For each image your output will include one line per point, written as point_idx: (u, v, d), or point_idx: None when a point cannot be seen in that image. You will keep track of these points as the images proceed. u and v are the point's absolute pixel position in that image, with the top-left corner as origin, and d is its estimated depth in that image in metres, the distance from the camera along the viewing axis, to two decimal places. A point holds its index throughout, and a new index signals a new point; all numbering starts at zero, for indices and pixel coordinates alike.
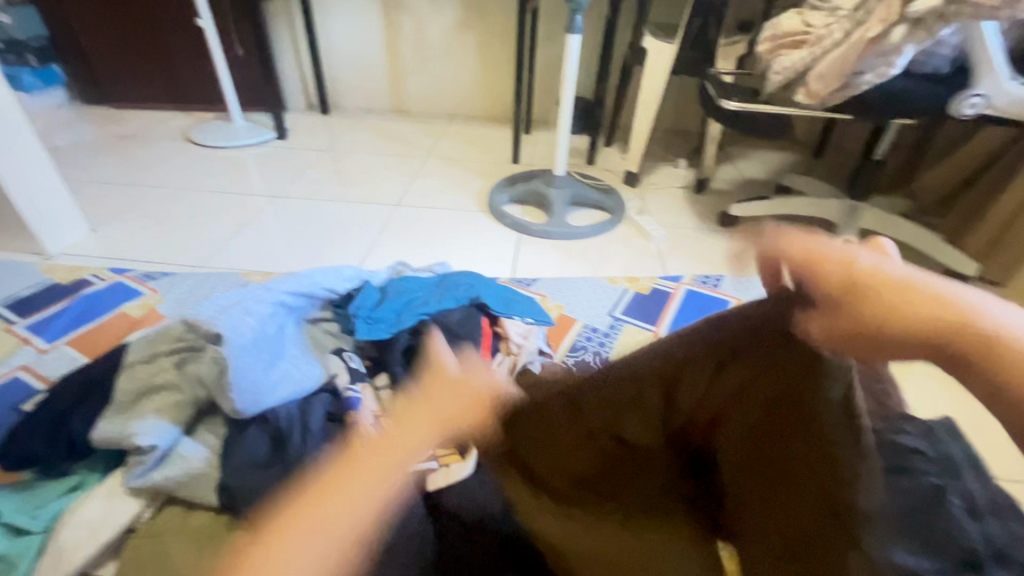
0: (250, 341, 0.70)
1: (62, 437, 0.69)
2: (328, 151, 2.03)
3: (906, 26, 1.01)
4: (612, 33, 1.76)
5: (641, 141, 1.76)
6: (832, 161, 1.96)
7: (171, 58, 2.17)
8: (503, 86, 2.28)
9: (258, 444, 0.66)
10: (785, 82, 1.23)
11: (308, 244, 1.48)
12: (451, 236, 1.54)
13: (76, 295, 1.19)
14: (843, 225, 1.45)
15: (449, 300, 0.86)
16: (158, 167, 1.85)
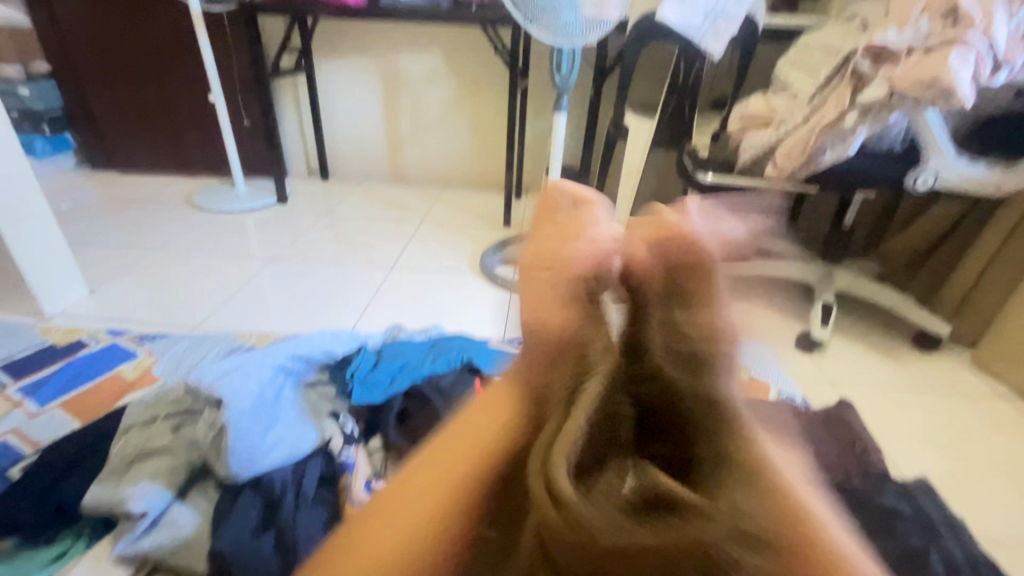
0: (249, 406, 0.71)
1: (50, 502, 0.68)
2: (326, 216, 2.11)
3: (856, 112, 1.11)
4: (596, 111, 1.90)
5: (626, 208, 1.85)
6: (806, 226, 2.07)
7: (180, 129, 2.29)
8: (494, 155, 2.42)
9: (251, 508, 0.65)
10: (753, 158, 1.35)
11: (304, 306, 1.51)
12: (444, 298, 1.59)
13: (70, 357, 1.20)
14: (819, 288, 1.52)
15: (441, 362, 0.88)
16: (159, 231, 1.91)
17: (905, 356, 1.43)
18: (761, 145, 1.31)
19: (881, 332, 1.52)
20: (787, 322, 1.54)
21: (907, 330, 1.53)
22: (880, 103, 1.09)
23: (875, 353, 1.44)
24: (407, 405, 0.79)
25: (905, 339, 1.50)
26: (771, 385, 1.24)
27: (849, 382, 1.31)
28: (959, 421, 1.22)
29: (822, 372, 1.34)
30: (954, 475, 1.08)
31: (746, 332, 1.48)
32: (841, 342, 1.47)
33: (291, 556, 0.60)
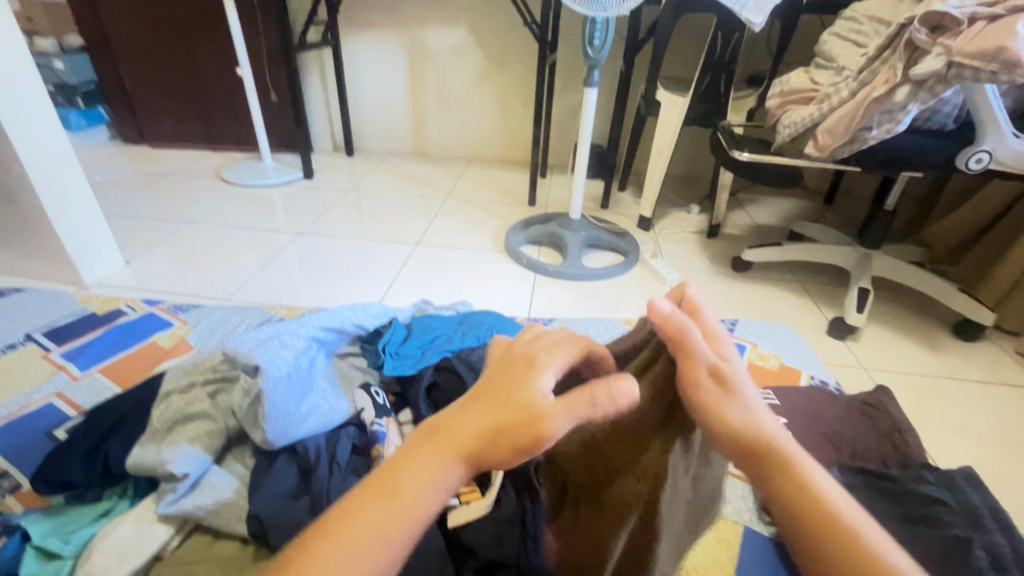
0: (284, 373, 0.72)
1: (97, 461, 0.70)
2: (351, 191, 2.12)
3: (909, 86, 1.05)
4: (626, 86, 1.85)
5: (655, 187, 1.81)
6: (842, 209, 1.99)
7: (209, 102, 2.31)
8: (519, 132, 2.39)
9: (286, 474, 0.67)
10: (794, 134, 1.29)
11: (331, 280, 1.53)
12: (469, 275, 1.58)
13: (109, 324, 1.24)
14: (856, 272, 1.47)
15: (470, 338, 0.89)
16: (191, 204, 1.94)
17: (944, 344, 1.38)
18: (802, 122, 1.26)
19: (919, 319, 1.47)
20: (820, 307, 1.50)
21: (946, 318, 1.48)
22: (934, 77, 1.02)
23: (913, 341, 1.39)
24: (437, 378, 0.79)
25: (944, 327, 1.44)
26: (803, 371, 1.21)
27: (883, 369, 1.28)
28: (999, 412, 1.18)
29: (856, 358, 1.31)
30: (994, 467, 1.04)
31: (776, 316, 1.45)
32: (877, 328, 1.42)
33: None
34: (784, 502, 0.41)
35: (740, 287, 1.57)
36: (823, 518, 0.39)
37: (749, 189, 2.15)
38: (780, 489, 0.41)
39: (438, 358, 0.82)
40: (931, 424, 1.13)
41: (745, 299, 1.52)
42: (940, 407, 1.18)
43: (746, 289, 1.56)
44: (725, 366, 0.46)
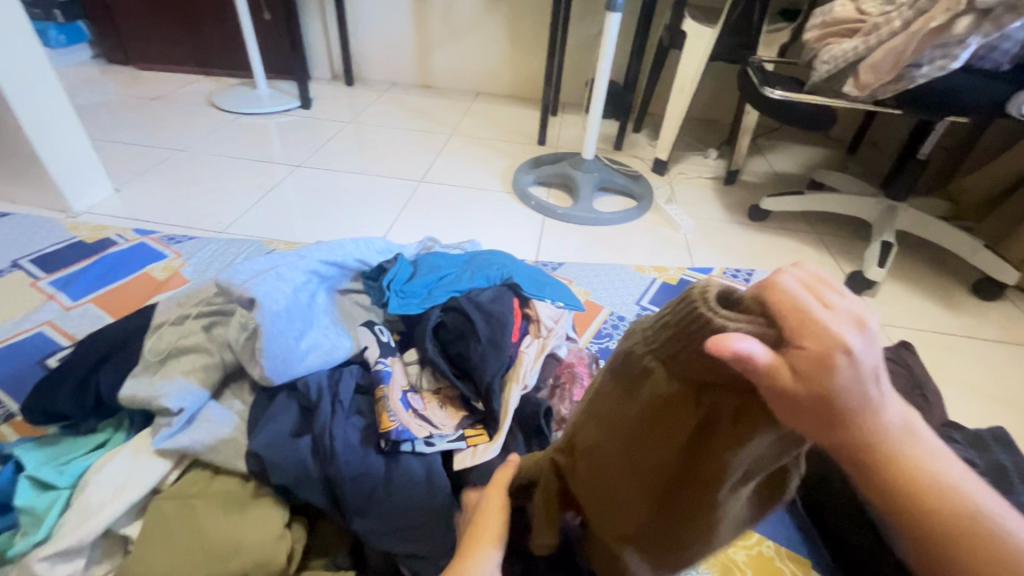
0: (282, 308, 0.67)
1: (88, 394, 0.67)
2: (351, 123, 2.00)
3: (971, 17, 0.95)
4: (650, 14, 1.70)
5: (673, 128, 1.70)
6: (866, 158, 1.90)
7: (197, 20, 2.14)
8: (530, 65, 2.23)
9: (286, 412, 0.63)
10: (832, 71, 1.19)
11: (331, 215, 1.46)
12: (474, 215, 1.52)
13: (100, 254, 1.19)
14: (879, 225, 1.41)
15: (480, 279, 0.83)
16: (182, 131, 1.83)
17: (964, 302, 1.34)
18: (843, 57, 1.15)
19: (940, 275, 1.42)
20: (837, 260, 1.45)
21: (968, 275, 1.43)
22: (1003, 5, 0.92)
23: (931, 298, 1.35)
24: (444, 318, 0.75)
25: (964, 284, 1.40)
26: None
27: (900, 326, 1.24)
28: (1014, 371, 1.15)
29: None
30: (1002, 425, 1.03)
31: None
32: (896, 284, 1.38)
33: (329, 461, 0.59)
34: (902, 516, 0.35)
35: (756, 237, 1.52)
36: (954, 524, 0.34)
37: (771, 134, 2.04)
38: (900, 506, 0.34)
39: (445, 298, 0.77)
40: (944, 382, 1.11)
41: (761, 249, 1.46)
42: (954, 365, 1.15)
43: (762, 238, 1.51)
44: (834, 373, 0.29)
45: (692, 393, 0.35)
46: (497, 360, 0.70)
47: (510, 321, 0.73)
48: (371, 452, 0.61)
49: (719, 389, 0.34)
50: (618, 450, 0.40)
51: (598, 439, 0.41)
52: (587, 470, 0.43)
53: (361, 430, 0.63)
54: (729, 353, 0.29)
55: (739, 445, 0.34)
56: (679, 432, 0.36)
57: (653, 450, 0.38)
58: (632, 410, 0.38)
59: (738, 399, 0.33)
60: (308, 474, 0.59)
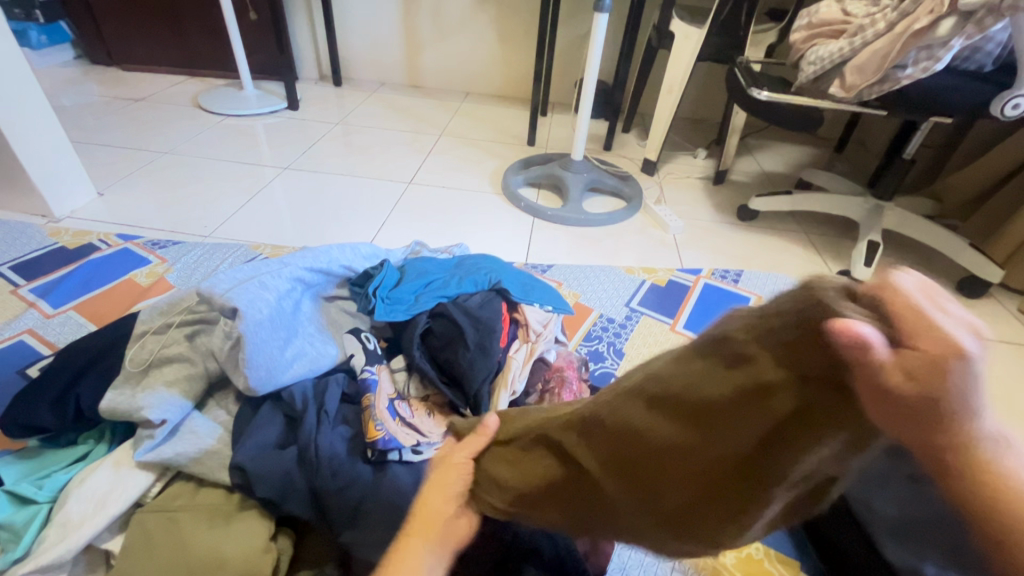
0: (267, 317, 0.66)
1: (67, 407, 0.66)
2: (339, 124, 1.99)
3: (954, 18, 0.96)
4: (638, 15, 1.70)
5: (662, 128, 1.70)
6: (853, 157, 1.91)
7: (180, 20, 2.11)
8: (519, 65, 2.23)
9: (271, 423, 0.63)
10: (818, 73, 1.19)
11: (319, 218, 1.45)
12: (464, 217, 1.51)
13: (82, 260, 1.17)
14: (866, 224, 1.42)
15: (467, 283, 0.82)
16: (167, 133, 1.81)
17: None
18: (828, 58, 1.16)
19: (925, 274, 1.43)
20: (825, 259, 1.45)
21: (953, 273, 1.44)
22: (985, 8, 0.93)
23: None
24: (431, 324, 0.74)
25: (949, 283, 1.41)
26: None
27: None
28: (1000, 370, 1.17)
29: None
30: None
31: (781, 267, 1.41)
32: None
33: (315, 471, 0.58)
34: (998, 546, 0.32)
35: (744, 237, 1.52)
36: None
37: (759, 133, 2.06)
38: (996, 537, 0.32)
39: (433, 304, 0.76)
40: None
41: (749, 249, 1.47)
42: None
43: (751, 238, 1.51)
44: (950, 382, 0.27)
45: (789, 387, 0.31)
46: (485, 366, 0.69)
47: (498, 327, 0.73)
48: (358, 462, 0.60)
49: (816, 386, 0.30)
50: (673, 442, 0.36)
51: (647, 427, 0.37)
52: (636, 466, 0.38)
53: (348, 440, 0.62)
54: (853, 335, 0.28)
55: (813, 448, 0.32)
56: (759, 423, 0.32)
57: (717, 444, 0.34)
58: (716, 398, 0.33)
59: (833, 401, 0.30)
60: (294, 485, 0.58)
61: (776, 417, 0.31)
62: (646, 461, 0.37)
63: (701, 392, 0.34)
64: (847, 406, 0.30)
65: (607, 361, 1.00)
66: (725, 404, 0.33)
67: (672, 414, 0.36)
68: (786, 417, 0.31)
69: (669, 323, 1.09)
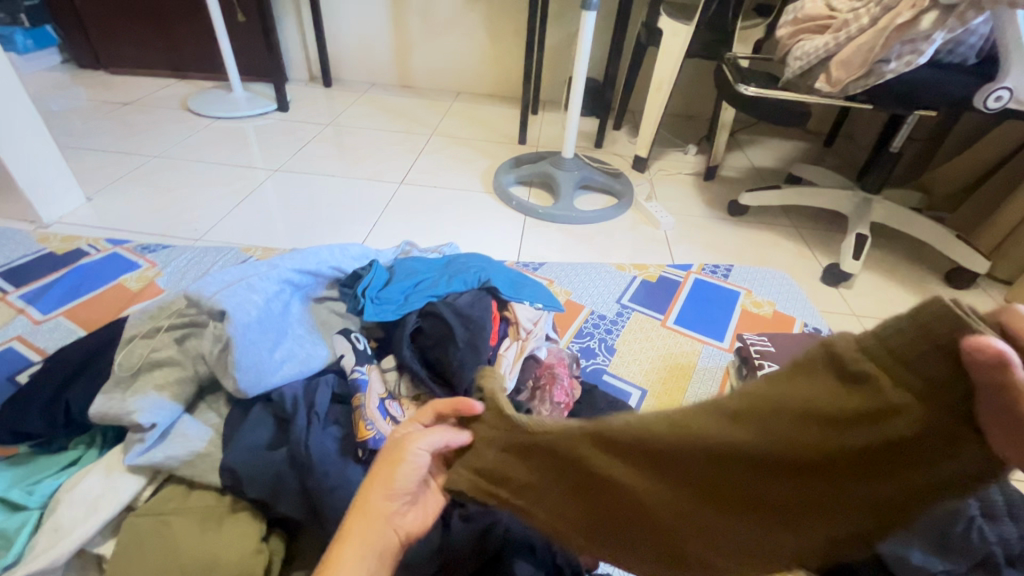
0: (254, 318, 0.66)
1: (57, 412, 0.66)
2: (330, 125, 1.98)
3: (936, 12, 0.97)
4: (627, 12, 1.70)
5: (652, 124, 1.71)
6: (842, 151, 1.93)
7: (167, 23, 2.10)
8: (509, 64, 2.23)
9: (261, 425, 0.63)
10: (804, 68, 1.20)
11: (310, 220, 1.45)
12: (455, 216, 1.51)
13: (71, 266, 1.16)
14: (854, 217, 1.43)
15: (457, 282, 0.82)
16: (157, 136, 1.80)
17: (936, 291, 1.37)
18: (813, 54, 1.17)
19: (914, 266, 1.45)
20: (814, 252, 1.47)
21: (941, 265, 1.46)
22: (966, 2, 0.94)
23: (905, 288, 1.38)
24: (422, 323, 0.75)
25: (937, 273, 1.43)
26: (797, 318, 1.13)
27: (875, 316, 1.26)
28: None
29: (848, 304, 1.29)
30: None
31: (771, 261, 1.42)
32: (871, 275, 1.40)
33: (305, 471, 0.58)
34: None
35: (735, 232, 1.53)
36: None
37: (748, 129, 2.07)
38: None
39: (422, 303, 0.76)
40: None
41: (740, 244, 1.48)
42: None
43: (741, 233, 1.52)
44: None
45: (908, 412, 0.30)
46: (476, 363, 0.69)
47: (487, 326, 0.73)
48: (349, 462, 0.61)
49: (934, 413, 0.29)
50: (758, 456, 0.35)
51: (738, 441, 0.35)
52: (713, 479, 0.37)
53: (339, 439, 0.63)
54: (993, 353, 0.27)
55: (915, 472, 0.31)
56: (859, 442, 0.31)
57: (811, 460, 0.33)
58: (819, 413, 0.32)
59: (951, 427, 0.29)
60: (286, 485, 0.58)
61: (886, 437, 0.30)
62: (726, 473, 0.36)
63: (803, 404, 0.33)
64: (968, 436, 0.29)
65: (598, 357, 1.00)
66: (830, 420, 0.32)
67: (766, 428, 0.34)
68: (897, 438, 0.30)
69: (660, 319, 1.10)
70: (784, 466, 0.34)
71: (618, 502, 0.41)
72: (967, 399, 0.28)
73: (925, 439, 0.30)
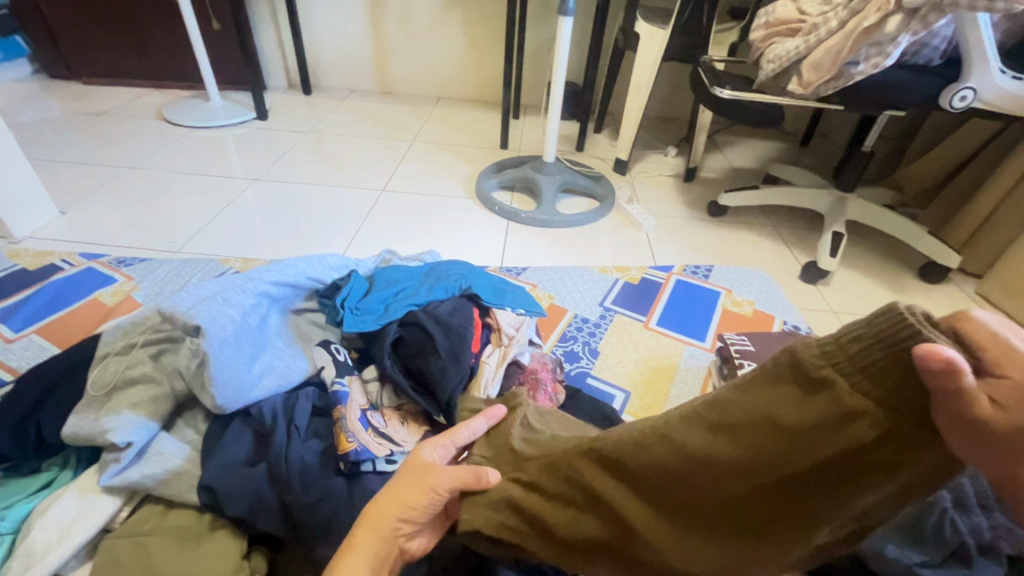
0: (231, 333, 0.66)
1: (28, 434, 0.64)
2: (310, 133, 1.97)
3: (901, 15, 0.99)
4: (604, 17, 1.72)
5: (632, 127, 1.73)
6: (817, 150, 1.97)
7: (141, 32, 2.07)
8: (489, 69, 2.24)
9: (240, 440, 0.62)
10: (777, 70, 1.22)
11: (290, 229, 1.43)
12: (438, 223, 1.51)
13: (44, 281, 1.14)
14: (829, 216, 1.46)
15: (437, 290, 0.83)
16: (132, 147, 1.77)
17: (910, 286, 1.40)
18: (786, 57, 1.19)
19: (888, 261, 1.48)
20: (792, 250, 1.49)
21: (915, 260, 1.49)
22: (928, 5, 0.96)
23: (881, 284, 1.41)
24: (403, 333, 0.75)
25: (911, 269, 1.46)
26: (776, 316, 1.15)
27: (852, 312, 1.29)
28: None
29: (826, 301, 1.32)
30: None
31: (750, 260, 1.44)
32: (848, 271, 1.43)
33: (286, 487, 0.58)
34: None
35: (715, 232, 1.55)
36: None
37: (727, 130, 2.10)
38: None
39: (402, 313, 0.76)
40: None
41: (720, 244, 1.50)
42: None
43: (721, 233, 1.55)
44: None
45: (871, 419, 0.27)
46: (458, 373, 0.69)
47: (469, 333, 0.73)
48: (331, 475, 0.60)
49: (895, 419, 0.27)
50: (720, 471, 0.33)
51: (702, 453, 0.33)
52: (678, 495, 0.35)
53: (320, 453, 0.62)
54: (942, 361, 0.25)
55: (879, 478, 0.29)
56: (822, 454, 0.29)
57: (774, 473, 0.31)
58: (780, 424, 0.30)
59: (915, 431, 0.27)
60: (265, 502, 0.57)
61: (854, 448, 0.28)
62: (690, 489, 0.35)
63: (761, 415, 0.31)
64: (929, 438, 0.27)
65: (582, 360, 1.01)
66: (793, 434, 0.30)
67: (735, 440, 0.32)
68: (867, 447, 0.28)
69: (643, 320, 1.11)
70: (758, 480, 0.32)
71: (596, 522, 0.41)
72: (925, 402, 0.27)
73: (890, 446, 0.28)
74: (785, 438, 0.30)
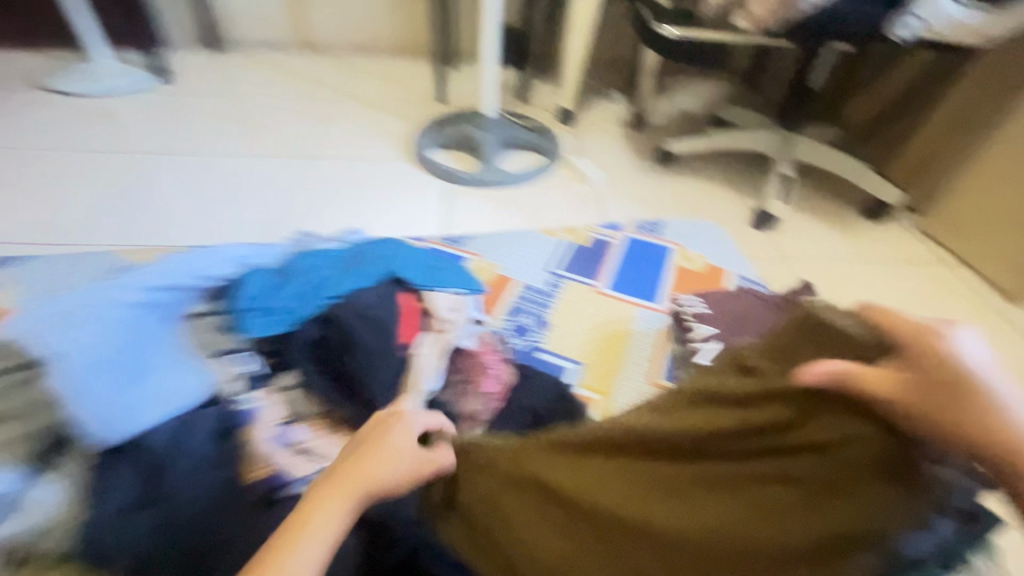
0: (97, 356, 0.57)
1: None
2: (222, 96, 1.76)
3: None
4: None
5: (574, 74, 1.62)
6: (764, 89, 1.91)
7: None
8: (419, 13, 2.04)
9: (127, 480, 0.53)
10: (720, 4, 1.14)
11: (204, 210, 1.28)
12: (371, 191, 1.39)
13: None
14: (778, 158, 1.42)
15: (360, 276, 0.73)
16: (8, 125, 1.53)
17: (856, 226, 1.40)
18: None
19: (835, 202, 1.47)
20: (742, 197, 1.46)
21: (860, 199, 1.49)
22: None
23: (828, 225, 1.40)
24: (320, 332, 0.67)
25: (857, 208, 1.46)
26: (727, 270, 1.12)
27: (800, 258, 1.28)
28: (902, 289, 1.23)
29: (776, 248, 1.30)
30: None
31: (701, 210, 1.40)
32: (796, 215, 1.42)
33: (181, 532, 0.51)
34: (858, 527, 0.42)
35: (664, 182, 1.49)
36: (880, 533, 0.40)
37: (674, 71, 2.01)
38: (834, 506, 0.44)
39: (318, 308, 0.68)
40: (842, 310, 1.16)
41: (670, 195, 1.44)
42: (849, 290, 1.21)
43: (670, 183, 1.49)
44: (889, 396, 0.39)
45: (806, 414, 0.42)
46: (386, 373, 0.64)
47: (395, 328, 0.67)
48: (243, 508, 0.55)
49: (810, 404, 0.42)
50: (709, 439, 0.45)
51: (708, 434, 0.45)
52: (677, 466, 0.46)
53: (225, 483, 0.55)
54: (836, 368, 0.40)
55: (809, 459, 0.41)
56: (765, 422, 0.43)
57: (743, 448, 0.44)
58: (741, 409, 0.45)
59: (844, 420, 0.41)
60: (160, 553, 0.50)
61: (775, 418, 0.43)
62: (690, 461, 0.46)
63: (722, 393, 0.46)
64: (853, 423, 0.40)
65: (531, 334, 0.95)
66: (741, 417, 0.44)
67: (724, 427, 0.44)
68: (787, 421, 0.42)
69: (593, 285, 1.05)
70: (719, 446, 0.45)
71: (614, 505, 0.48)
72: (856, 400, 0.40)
73: (851, 442, 0.40)
74: (757, 431, 0.43)
